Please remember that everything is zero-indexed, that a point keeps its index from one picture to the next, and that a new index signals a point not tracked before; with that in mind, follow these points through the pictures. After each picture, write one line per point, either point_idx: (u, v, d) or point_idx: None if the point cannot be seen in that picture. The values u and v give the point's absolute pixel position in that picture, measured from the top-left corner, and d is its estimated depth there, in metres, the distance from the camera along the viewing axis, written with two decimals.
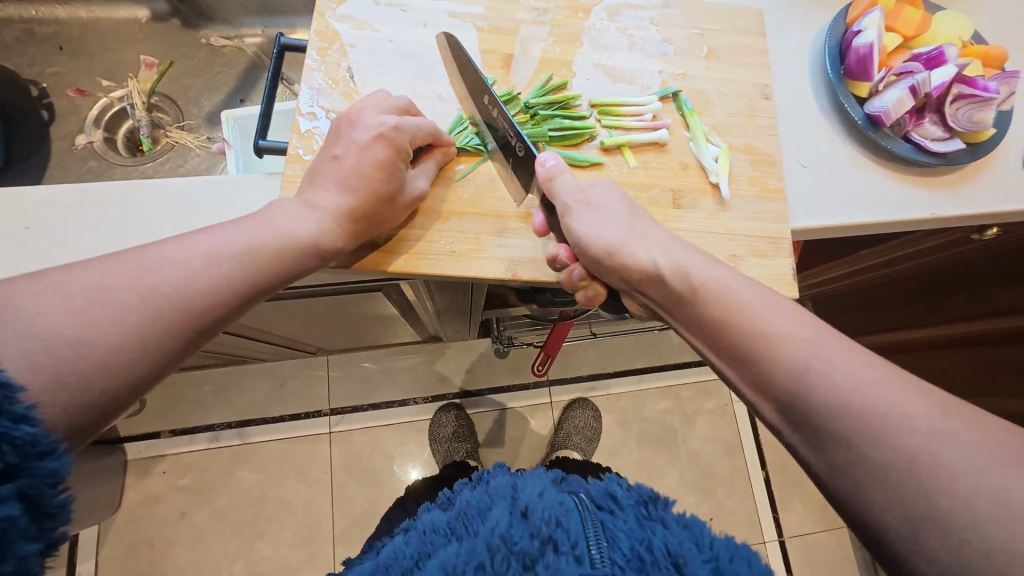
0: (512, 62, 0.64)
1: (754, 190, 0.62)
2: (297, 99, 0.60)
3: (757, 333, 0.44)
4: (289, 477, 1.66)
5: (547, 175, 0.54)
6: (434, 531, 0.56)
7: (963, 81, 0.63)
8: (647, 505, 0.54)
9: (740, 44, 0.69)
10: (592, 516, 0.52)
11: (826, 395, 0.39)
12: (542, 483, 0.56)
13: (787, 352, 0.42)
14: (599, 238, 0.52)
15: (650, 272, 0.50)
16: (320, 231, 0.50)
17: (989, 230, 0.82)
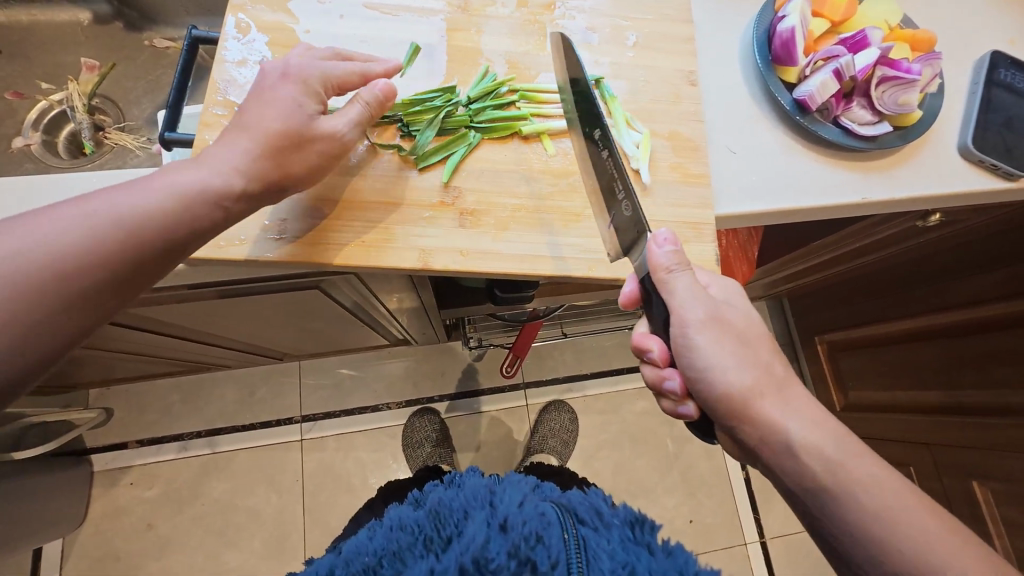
0: (432, 52, 0.64)
1: (677, 175, 0.61)
2: (209, 90, 0.59)
3: (834, 451, 0.48)
4: (259, 486, 1.64)
5: (664, 258, 0.50)
6: (402, 530, 0.60)
7: (886, 64, 0.63)
8: (632, 529, 0.59)
9: (666, 32, 0.68)
10: (576, 535, 0.55)
11: (867, 508, 0.47)
12: (527, 497, 0.60)
13: (847, 468, 0.48)
14: (692, 326, 0.51)
15: (738, 377, 0.50)
16: (217, 179, 0.48)
17: (933, 217, 0.82)
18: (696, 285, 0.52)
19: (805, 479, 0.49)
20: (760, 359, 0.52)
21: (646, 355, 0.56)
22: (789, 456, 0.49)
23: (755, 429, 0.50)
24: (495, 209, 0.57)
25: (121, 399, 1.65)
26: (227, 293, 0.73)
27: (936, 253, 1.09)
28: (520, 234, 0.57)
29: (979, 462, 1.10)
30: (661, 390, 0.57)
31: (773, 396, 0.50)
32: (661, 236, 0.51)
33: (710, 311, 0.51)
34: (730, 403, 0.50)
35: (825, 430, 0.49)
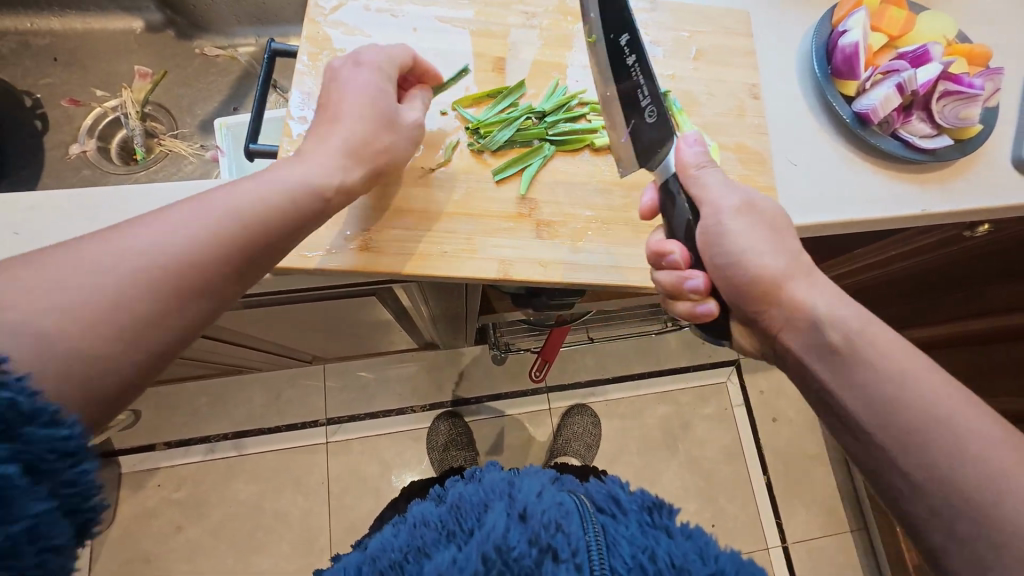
0: (500, 65, 0.65)
1: (746, 188, 0.63)
2: (288, 102, 0.60)
3: (851, 325, 0.46)
4: (285, 489, 1.64)
5: (688, 157, 0.52)
6: (427, 525, 0.58)
7: (949, 79, 0.64)
8: (651, 512, 0.56)
9: (726, 45, 0.69)
10: (593, 522, 0.54)
11: (923, 422, 0.41)
12: (543, 485, 0.58)
13: (885, 348, 0.44)
14: (718, 213, 0.51)
15: (768, 259, 0.49)
16: (321, 172, 0.49)
17: (981, 227, 0.82)
18: (727, 179, 0.52)
19: (836, 365, 0.46)
20: (789, 246, 0.51)
21: (666, 259, 0.52)
22: (821, 342, 0.47)
23: (781, 308, 0.49)
24: (571, 220, 0.58)
25: (149, 402, 1.66)
26: (290, 300, 0.73)
27: (969, 264, 1.06)
28: (596, 246, 0.58)
29: None
30: (680, 293, 0.54)
31: (801, 276, 0.49)
32: (686, 138, 0.52)
33: (738, 201, 0.51)
34: (759, 283, 0.49)
35: (850, 306, 0.47)
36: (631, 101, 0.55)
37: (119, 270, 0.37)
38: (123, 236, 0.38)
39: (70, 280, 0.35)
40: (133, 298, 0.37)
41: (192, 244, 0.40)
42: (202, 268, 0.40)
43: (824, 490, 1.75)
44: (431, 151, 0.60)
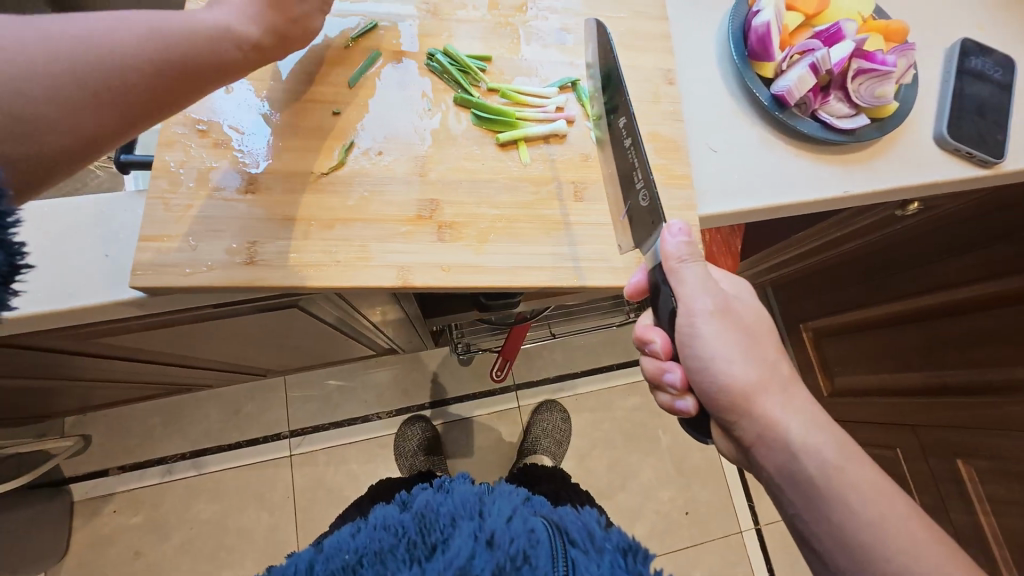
0: (399, 57, 0.61)
1: (660, 177, 0.61)
2: None
3: (826, 457, 0.49)
4: (249, 505, 1.60)
5: (671, 250, 0.50)
6: (386, 530, 0.63)
7: (862, 56, 0.63)
8: (625, 554, 0.63)
9: (642, 30, 0.67)
10: (560, 556, 0.60)
11: (860, 537, 0.48)
12: (514, 512, 0.64)
13: (847, 475, 0.48)
14: (698, 316, 0.51)
15: (743, 371, 0.50)
16: (235, 21, 0.46)
17: (912, 206, 0.82)
18: (707, 276, 0.51)
19: (797, 476, 0.50)
20: (767, 354, 0.52)
21: (647, 346, 0.56)
22: (785, 455, 0.50)
23: (753, 424, 0.51)
24: (475, 221, 0.55)
25: (100, 425, 1.59)
26: (198, 318, 0.68)
27: (914, 238, 1.09)
28: (503, 246, 0.55)
29: (962, 441, 1.13)
30: (660, 383, 0.57)
31: (776, 395, 0.51)
32: (673, 227, 0.50)
33: (720, 305, 0.51)
34: (732, 395, 0.51)
35: (827, 433, 0.50)
36: (627, 182, 0.53)
37: (50, 45, 0.35)
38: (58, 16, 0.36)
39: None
40: (61, 74, 0.35)
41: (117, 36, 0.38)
42: (135, 77, 0.39)
43: None
44: (323, 153, 0.55)
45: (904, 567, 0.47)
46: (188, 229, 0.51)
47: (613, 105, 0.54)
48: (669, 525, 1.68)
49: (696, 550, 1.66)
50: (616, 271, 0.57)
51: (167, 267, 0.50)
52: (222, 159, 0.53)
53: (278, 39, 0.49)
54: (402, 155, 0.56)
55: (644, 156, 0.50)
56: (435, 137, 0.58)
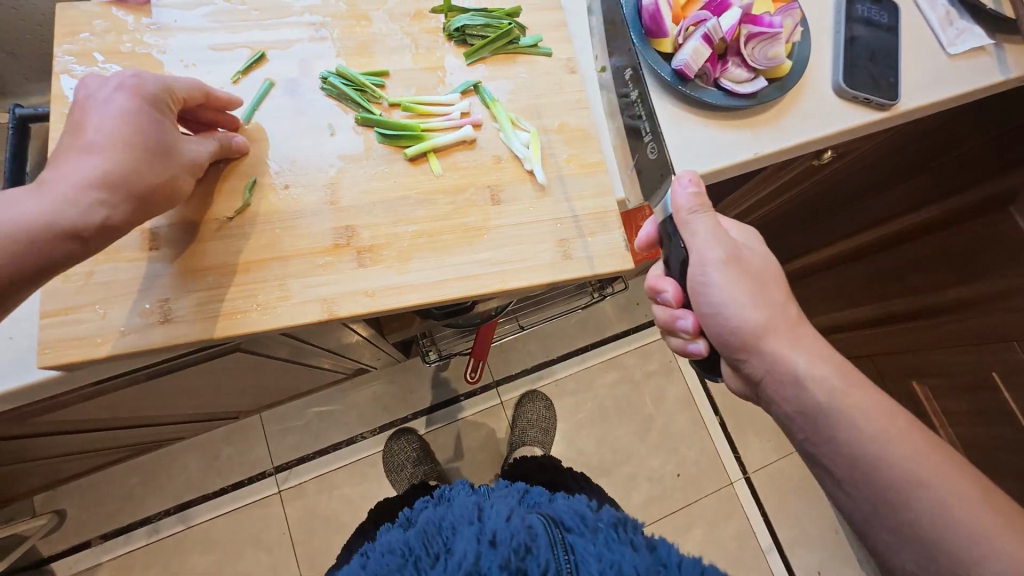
0: (294, 87, 0.60)
1: (573, 167, 0.61)
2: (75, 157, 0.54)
3: (833, 384, 0.51)
4: (245, 550, 1.53)
5: (683, 203, 0.53)
6: (392, 553, 0.69)
7: (749, 21, 0.64)
8: (616, 528, 0.68)
9: (543, 23, 0.67)
10: (561, 545, 0.65)
11: (870, 458, 0.50)
12: (511, 511, 0.70)
13: (852, 399, 0.51)
14: (706, 267, 0.53)
15: (750, 313, 0.52)
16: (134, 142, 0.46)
17: (825, 155, 0.86)
18: (717, 226, 0.54)
19: (806, 406, 0.52)
20: (774, 297, 0.53)
21: (660, 296, 0.59)
22: (795, 388, 0.52)
23: (761, 360, 0.53)
24: (395, 240, 0.55)
25: (71, 498, 1.50)
26: (137, 378, 0.65)
27: (849, 182, 1.07)
28: (427, 262, 0.55)
29: (915, 363, 1.20)
30: (672, 330, 0.60)
31: (784, 332, 0.53)
32: (683, 181, 0.53)
33: (729, 253, 0.53)
34: (741, 335, 0.53)
35: (832, 364, 0.52)
36: (636, 136, 0.58)
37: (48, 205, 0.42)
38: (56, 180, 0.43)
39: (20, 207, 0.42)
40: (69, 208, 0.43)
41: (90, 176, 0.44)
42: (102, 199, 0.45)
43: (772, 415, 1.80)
44: (229, 197, 0.54)
45: (910, 477, 0.49)
46: (99, 296, 0.50)
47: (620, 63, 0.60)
48: (664, 490, 1.69)
49: (694, 509, 1.68)
50: (546, 266, 0.57)
51: (81, 339, 0.48)
52: None
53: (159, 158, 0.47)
54: (306, 188, 0.55)
55: (653, 112, 0.55)
56: (344, 160, 0.57)
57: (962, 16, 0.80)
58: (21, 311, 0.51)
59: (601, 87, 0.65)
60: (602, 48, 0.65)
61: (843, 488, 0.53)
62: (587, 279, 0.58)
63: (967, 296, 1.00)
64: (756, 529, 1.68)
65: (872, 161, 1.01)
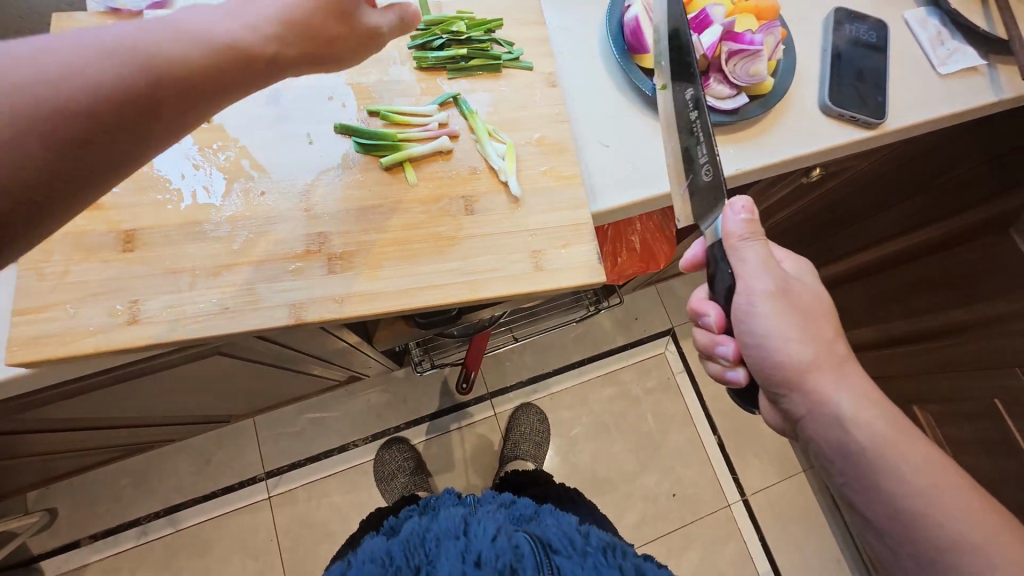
0: (275, 94, 0.61)
1: (549, 180, 0.61)
2: None
3: (879, 429, 0.50)
4: (232, 555, 1.52)
5: (735, 229, 0.53)
6: (373, 560, 0.68)
7: (729, 39, 0.64)
8: (606, 553, 0.68)
9: (526, 37, 0.68)
10: (547, 564, 0.63)
11: (911, 507, 0.50)
12: (500, 529, 0.68)
13: (898, 446, 0.50)
14: (754, 295, 0.52)
15: (797, 349, 0.51)
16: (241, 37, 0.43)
17: (815, 171, 0.85)
18: (767, 257, 0.53)
19: (849, 450, 0.51)
20: (823, 334, 0.52)
21: (701, 319, 0.58)
22: (837, 428, 0.51)
23: (804, 398, 0.52)
24: (366, 248, 0.55)
25: (65, 496, 1.51)
26: (116, 378, 0.66)
27: (845, 200, 1.06)
28: (397, 270, 0.55)
29: (915, 387, 1.16)
30: (711, 354, 0.59)
31: (831, 371, 0.52)
32: (735, 210, 0.53)
33: (780, 286, 0.52)
34: (785, 371, 0.52)
35: (878, 407, 0.51)
36: (688, 156, 0.58)
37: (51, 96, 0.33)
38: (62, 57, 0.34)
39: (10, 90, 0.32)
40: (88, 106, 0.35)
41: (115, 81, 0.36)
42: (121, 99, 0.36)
43: (772, 435, 1.75)
44: (205, 202, 0.55)
45: (959, 536, 0.48)
46: (69, 296, 0.50)
47: (690, 96, 0.58)
48: (658, 510, 1.65)
49: (689, 531, 1.64)
50: (517, 277, 0.56)
51: (49, 336, 0.49)
52: (99, 222, 0.53)
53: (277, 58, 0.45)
54: (280, 195, 0.56)
55: (711, 134, 0.56)
56: (320, 167, 0.58)
57: (954, 36, 0.80)
58: None
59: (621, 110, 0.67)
60: (663, 68, 0.61)
61: (878, 529, 0.53)
62: (559, 292, 0.58)
63: (967, 320, 0.98)
64: (753, 554, 1.63)
65: (871, 181, 1.00)
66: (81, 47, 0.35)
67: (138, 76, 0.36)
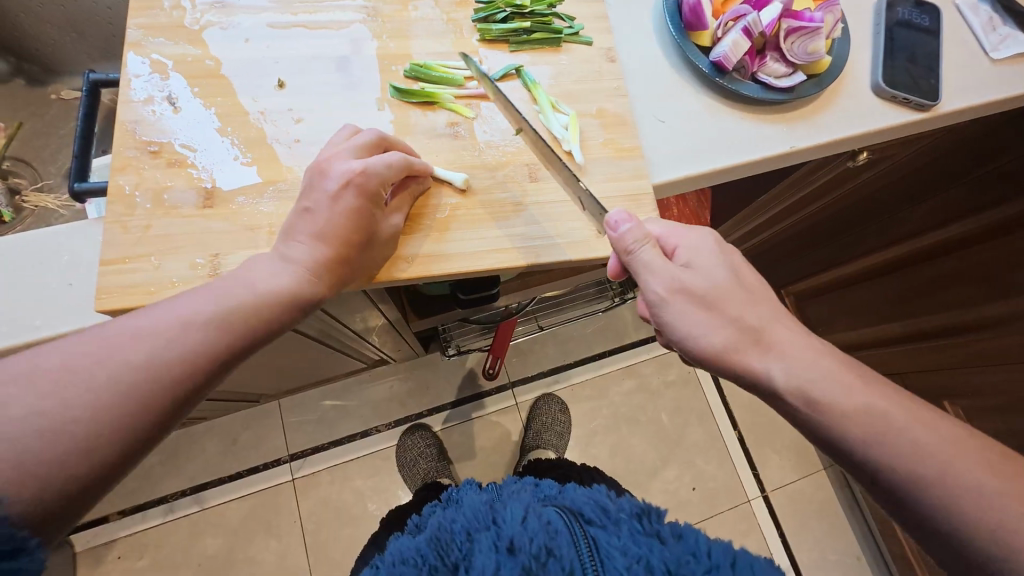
0: (345, 64, 0.62)
1: (610, 151, 0.62)
2: (143, 110, 0.58)
3: (813, 383, 0.50)
4: (256, 535, 1.54)
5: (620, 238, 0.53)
6: (405, 563, 0.61)
7: (790, 16, 0.65)
8: (641, 521, 0.61)
9: (587, 13, 0.69)
10: (584, 540, 0.57)
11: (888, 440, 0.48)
12: (528, 510, 0.61)
13: (835, 388, 0.49)
14: (658, 300, 0.54)
15: (713, 338, 0.53)
16: (294, 280, 0.48)
17: (861, 155, 0.86)
18: (655, 259, 0.53)
19: (793, 408, 0.51)
20: (735, 311, 0.53)
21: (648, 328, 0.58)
22: (777, 396, 0.51)
23: (741, 380, 0.53)
24: (436, 210, 0.57)
25: None
26: None
27: (876, 192, 1.07)
28: (465, 232, 0.57)
29: (948, 382, 1.15)
30: None
31: (751, 345, 0.52)
32: (613, 220, 0.54)
33: (674, 284, 0.53)
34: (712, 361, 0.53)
35: (808, 364, 0.51)
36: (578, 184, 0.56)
37: (138, 371, 0.41)
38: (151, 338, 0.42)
39: (112, 373, 0.40)
40: (168, 368, 0.42)
41: (185, 345, 0.43)
42: (199, 360, 0.43)
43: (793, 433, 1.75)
44: (290, 161, 0.57)
45: (919, 453, 0.47)
46: (152, 249, 0.52)
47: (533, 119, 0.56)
48: (679, 502, 1.65)
49: (709, 524, 1.63)
50: (579, 243, 0.58)
51: (134, 286, 0.51)
52: (179, 178, 0.55)
53: (334, 269, 0.51)
54: None
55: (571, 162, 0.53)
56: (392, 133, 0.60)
57: (1005, 23, 0.79)
58: (80, 259, 0.54)
59: (677, 85, 0.69)
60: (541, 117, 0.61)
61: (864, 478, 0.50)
62: None
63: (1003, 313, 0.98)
64: (773, 550, 1.62)
65: (900, 171, 1.01)
66: (171, 327, 0.43)
67: (216, 336, 0.44)
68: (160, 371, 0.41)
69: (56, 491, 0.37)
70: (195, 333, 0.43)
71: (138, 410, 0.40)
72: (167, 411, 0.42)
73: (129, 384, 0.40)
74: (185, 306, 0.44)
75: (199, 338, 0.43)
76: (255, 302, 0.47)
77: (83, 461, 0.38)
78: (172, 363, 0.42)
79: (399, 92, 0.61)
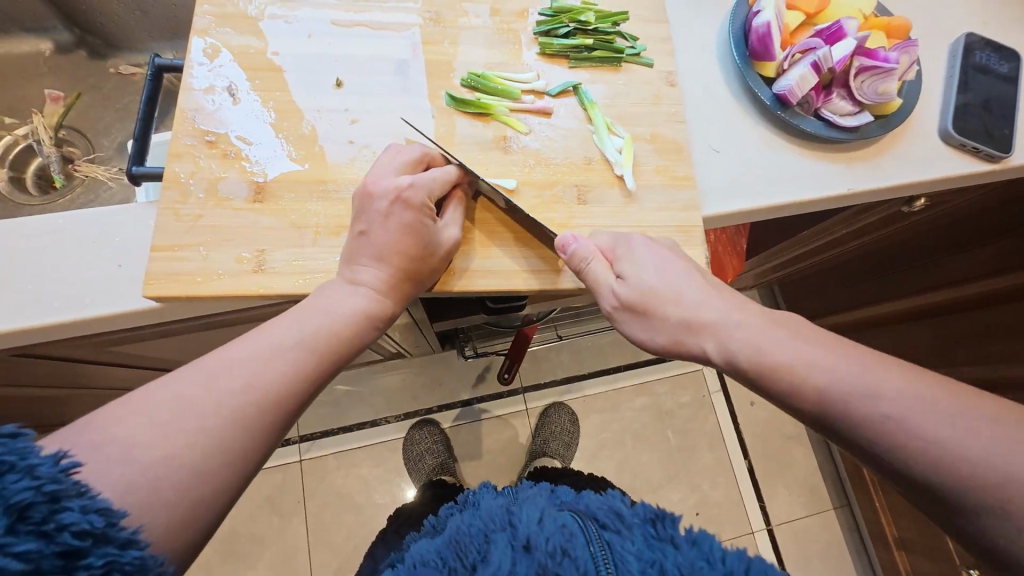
0: (403, 67, 0.62)
1: (662, 178, 0.61)
2: (203, 98, 0.59)
3: (861, 348, 0.46)
4: (261, 511, 1.57)
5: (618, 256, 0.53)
6: (425, 564, 0.55)
7: (863, 54, 0.62)
8: (654, 525, 0.53)
9: (649, 34, 0.67)
10: (597, 544, 0.50)
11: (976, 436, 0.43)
12: (544, 510, 0.54)
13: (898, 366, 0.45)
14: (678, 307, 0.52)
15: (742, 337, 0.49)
16: (371, 301, 0.51)
17: (918, 202, 0.84)
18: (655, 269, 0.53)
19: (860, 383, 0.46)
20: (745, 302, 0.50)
21: None
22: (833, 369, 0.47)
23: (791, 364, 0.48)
24: (483, 225, 0.58)
25: None
26: (210, 324, 0.68)
27: (918, 237, 1.02)
28: (509, 249, 0.57)
29: None
30: None
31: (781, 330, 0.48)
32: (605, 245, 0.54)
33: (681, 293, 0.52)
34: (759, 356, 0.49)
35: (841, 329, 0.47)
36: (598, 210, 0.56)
37: (229, 400, 0.41)
38: (242, 368, 0.43)
39: (205, 399, 0.40)
40: (260, 395, 0.43)
41: (271, 373, 0.44)
42: (286, 390, 0.44)
43: (806, 469, 1.70)
44: (344, 162, 0.57)
45: None
46: (202, 238, 0.53)
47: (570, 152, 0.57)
48: None
49: None
50: None
51: (182, 274, 0.51)
52: (233, 170, 0.55)
53: (405, 283, 0.53)
54: None
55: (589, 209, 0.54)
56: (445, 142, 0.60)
57: None
58: (131, 241, 0.54)
59: (737, 115, 0.67)
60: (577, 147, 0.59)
61: None
62: None
63: None
64: None
65: (951, 222, 0.95)
66: (263, 356, 0.44)
67: (303, 362, 0.46)
68: (259, 400, 0.42)
69: (161, 523, 0.36)
70: (282, 361, 0.45)
71: (231, 443, 0.40)
72: (259, 443, 0.42)
73: (228, 410, 0.41)
74: (271, 335, 0.46)
75: (286, 366, 0.45)
76: (337, 322, 0.49)
77: (199, 487, 0.38)
78: (263, 394, 0.43)
79: (454, 101, 0.61)
